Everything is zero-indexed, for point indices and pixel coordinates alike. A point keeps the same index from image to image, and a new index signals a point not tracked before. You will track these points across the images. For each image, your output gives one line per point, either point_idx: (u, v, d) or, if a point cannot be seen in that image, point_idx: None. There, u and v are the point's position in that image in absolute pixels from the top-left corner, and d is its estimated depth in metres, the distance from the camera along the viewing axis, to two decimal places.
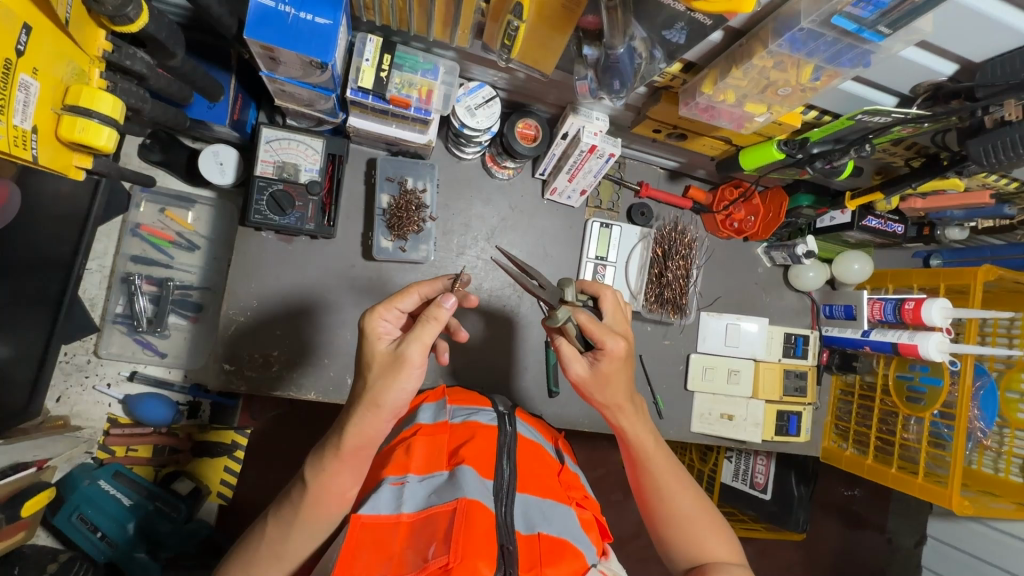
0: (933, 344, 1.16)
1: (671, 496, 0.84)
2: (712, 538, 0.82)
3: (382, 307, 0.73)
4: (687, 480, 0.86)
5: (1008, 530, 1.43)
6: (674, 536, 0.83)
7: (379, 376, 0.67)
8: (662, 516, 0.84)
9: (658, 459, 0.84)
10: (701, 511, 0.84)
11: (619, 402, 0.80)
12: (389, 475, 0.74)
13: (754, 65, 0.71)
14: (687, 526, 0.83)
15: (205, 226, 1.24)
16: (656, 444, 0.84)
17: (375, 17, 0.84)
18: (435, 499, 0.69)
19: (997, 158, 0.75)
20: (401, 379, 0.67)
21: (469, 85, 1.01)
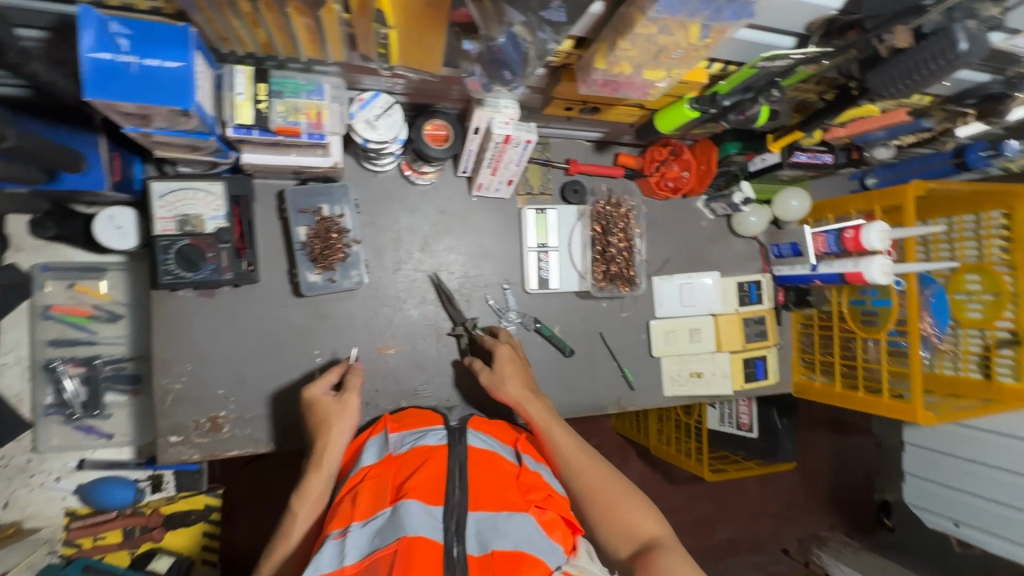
0: (876, 268, 1.17)
1: (585, 479, 0.90)
2: (637, 512, 0.86)
3: (318, 380, 0.98)
4: (602, 461, 0.93)
5: (984, 425, 1.50)
6: (604, 525, 0.87)
7: (329, 428, 0.90)
8: (586, 503, 0.89)
9: (564, 444, 0.95)
10: (621, 485, 0.89)
11: (518, 393, 1.01)
12: (332, 529, 0.75)
13: (638, 35, 0.67)
14: (613, 510, 0.87)
15: (122, 293, 1.16)
16: (560, 430, 0.97)
17: (236, 46, 0.77)
18: (378, 541, 0.71)
19: (898, 86, 0.73)
20: (342, 421, 0.91)
21: (363, 97, 0.94)
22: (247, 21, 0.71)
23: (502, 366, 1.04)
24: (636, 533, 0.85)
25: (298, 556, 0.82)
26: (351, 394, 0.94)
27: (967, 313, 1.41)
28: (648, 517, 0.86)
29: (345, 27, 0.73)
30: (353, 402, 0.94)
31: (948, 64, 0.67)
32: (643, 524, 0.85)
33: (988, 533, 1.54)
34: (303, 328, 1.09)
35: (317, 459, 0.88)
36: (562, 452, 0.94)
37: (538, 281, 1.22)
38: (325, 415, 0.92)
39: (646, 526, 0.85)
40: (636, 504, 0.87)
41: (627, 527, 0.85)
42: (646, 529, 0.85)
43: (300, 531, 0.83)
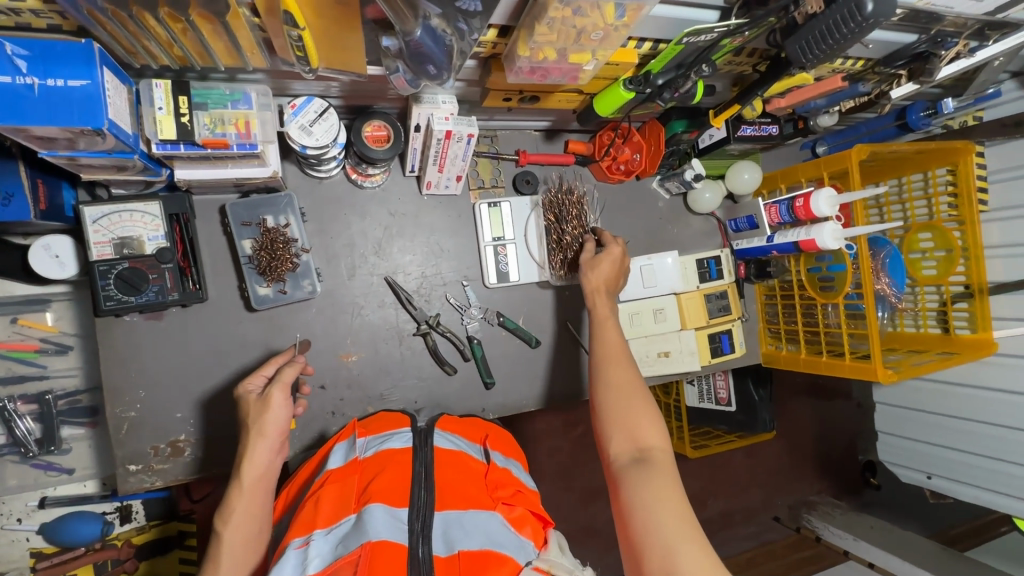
0: (828, 234, 1.18)
1: (614, 371, 0.94)
2: (647, 421, 0.87)
3: (251, 377, 0.92)
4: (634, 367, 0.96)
5: (948, 378, 1.54)
6: (612, 418, 0.88)
7: (250, 432, 0.82)
8: (603, 392, 0.92)
9: (609, 336, 1.00)
10: (640, 393, 0.91)
11: (597, 284, 1.08)
12: (294, 538, 0.70)
13: (553, 19, 0.67)
14: (624, 410, 0.88)
15: (70, 323, 1.13)
16: (613, 323, 1.02)
17: (149, 61, 0.74)
18: (341, 549, 0.66)
19: (818, 50, 0.75)
20: (266, 413, 0.84)
21: (295, 102, 0.92)
22: (154, 35, 0.69)
23: (604, 258, 1.10)
24: (636, 438, 0.85)
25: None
26: (274, 388, 0.85)
27: (923, 270, 1.41)
28: (655, 430, 0.86)
29: (257, 31, 0.71)
30: (276, 396, 0.85)
31: (859, 26, 0.68)
32: (648, 436, 0.85)
33: (958, 482, 1.59)
34: (258, 343, 1.07)
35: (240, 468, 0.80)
36: (605, 343, 0.99)
37: (497, 275, 1.22)
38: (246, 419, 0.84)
39: (648, 437, 0.85)
40: (649, 417, 0.87)
41: (632, 429, 0.86)
42: (647, 440, 0.85)
43: (231, 553, 0.75)
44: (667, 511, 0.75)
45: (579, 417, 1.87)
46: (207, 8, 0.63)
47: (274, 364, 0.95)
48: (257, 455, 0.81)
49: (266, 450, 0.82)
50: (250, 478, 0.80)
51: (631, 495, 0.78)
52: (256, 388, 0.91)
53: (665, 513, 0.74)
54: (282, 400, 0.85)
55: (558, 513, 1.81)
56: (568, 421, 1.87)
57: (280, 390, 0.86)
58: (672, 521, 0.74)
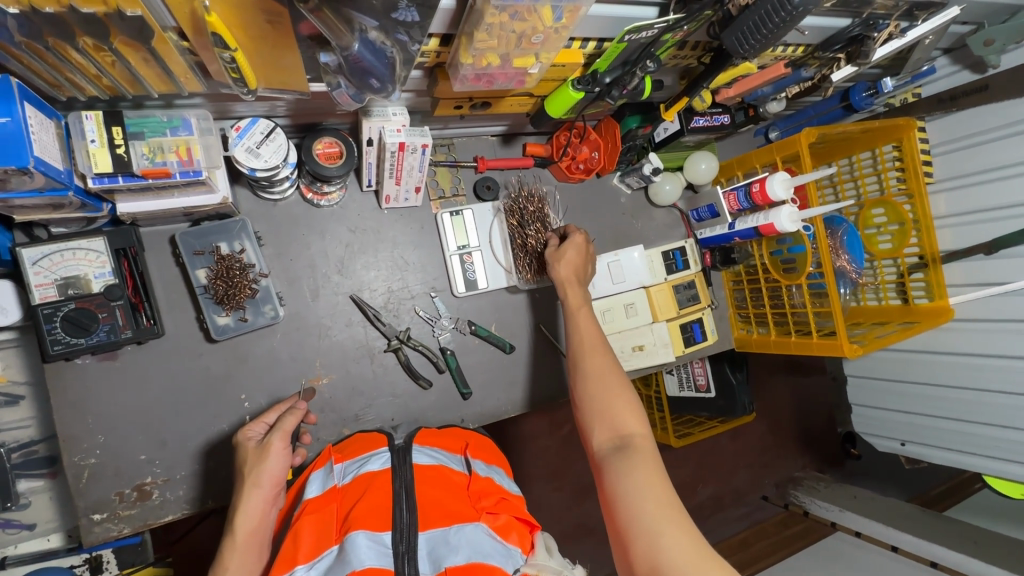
0: (785, 217, 1.21)
1: (591, 360, 0.93)
2: (626, 408, 0.86)
3: (252, 422, 0.90)
4: (609, 353, 0.95)
5: (913, 347, 1.59)
6: (591, 410, 0.88)
7: (246, 481, 0.80)
8: (581, 382, 0.92)
9: (583, 325, 0.99)
10: (617, 381, 0.90)
11: (565, 276, 1.07)
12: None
13: (491, 25, 0.66)
14: (604, 400, 0.88)
15: (20, 372, 1.07)
16: (587, 313, 1.02)
17: (75, 92, 0.71)
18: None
19: (752, 41, 0.76)
20: (259, 465, 0.81)
21: (239, 124, 0.89)
22: (79, 67, 0.66)
23: (565, 253, 1.09)
24: (617, 427, 0.85)
25: None
26: (274, 436, 0.83)
27: (879, 245, 1.46)
28: (634, 416, 0.86)
29: (188, 55, 0.69)
30: (276, 444, 0.83)
31: (789, 16, 0.70)
32: (627, 423, 0.85)
33: (929, 445, 1.64)
34: (221, 374, 1.03)
35: (232, 523, 0.77)
36: (580, 332, 0.98)
37: (465, 284, 1.21)
38: (243, 468, 0.82)
39: (628, 425, 0.85)
40: (628, 402, 0.87)
41: (612, 418, 0.86)
42: (627, 427, 0.85)
43: None
44: (649, 495, 0.74)
45: (563, 417, 1.87)
46: (132, 35, 0.61)
47: (275, 412, 0.93)
48: (250, 505, 0.78)
49: (260, 501, 0.78)
50: (246, 528, 0.76)
51: (614, 482, 0.78)
52: (256, 433, 0.89)
53: (649, 500, 0.74)
54: (282, 445, 0.83)
55: (550, 515, 1.80)
56: (552, 422, 1.86)
57: (279, 437, 0.84)
58: (655, 508, 0.73)
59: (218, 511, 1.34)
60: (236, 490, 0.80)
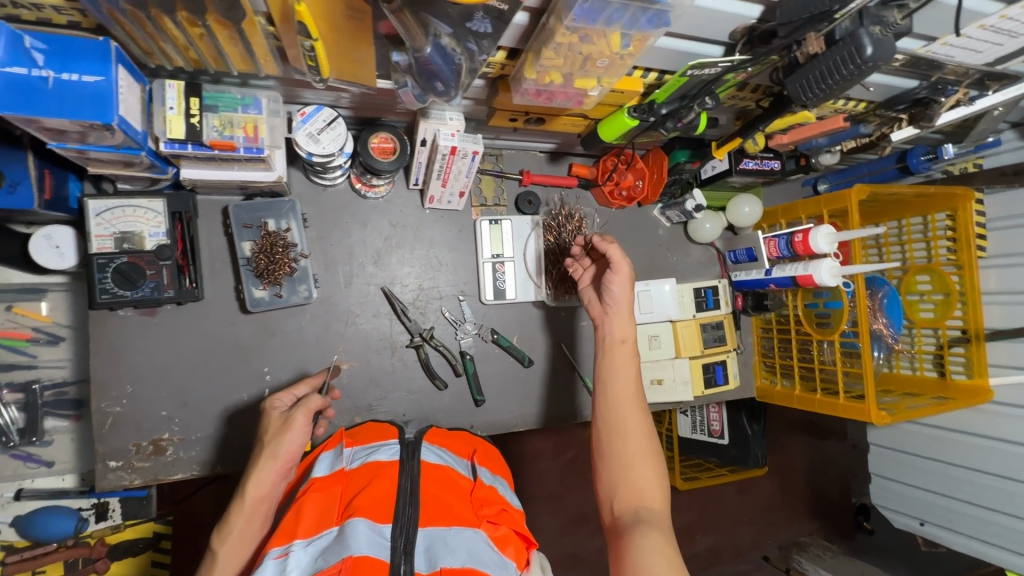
0: (825, 271, 1.19)
1: (628, 418, 0.89)
2: (653, 477, 0.85)
3: (280, 392, 0.92)
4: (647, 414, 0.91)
5: (948, 425, 1.52)
6: (616, 470, 0.86)
7: (264, 452, 0.81)
8: (612, 439, 0.88)
9: (626, 376, 0.93)
10: (649, 447, 0.88)
11: (624, 312, 0.98)
12: (273, 548, 0.66)
13: (559, 44, 0.68)
14: (630, 463, 0.86)
15: (64, 314, 1.13)
16: (634, 362, 0.95)
17: (163, 61, 0.76)
18: (321, 562, 0.63)
19: (814, 91, 0.75)
20: (279, 439, 0.82)
21: (305, 111, 0.94)
22: (171, 37, 0.71)
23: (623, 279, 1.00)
24: (639, 494, 0.83)
25: None
26: (299, 412, 0.84)
27: (920, 313, 1.42)
28: (658, 487, 0.84)
29: (271, 40, 0.73)
30: (299, 420, 0.83)
31: (859, 68, 0.68)
32: (647, 489, 0.84)
33: (950, 530, 1.56)
34: (249, 345, 1.06)
35: (242, 489, 0.78)
36: (617, 380, 0.93)
37: (494, 292, 1.22)
38: (266, 437, 0.84)
39: (651, 494, 0.84)
40: (656, 472, 0.86)
41: (636, 485, 0.84)
42: (648, 493, 0.84)
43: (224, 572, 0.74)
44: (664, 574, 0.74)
45: (569, 440, 1.85)
46: (224, 15, 0.65)
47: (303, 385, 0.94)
48: (262, 476, 0.79)
49: (273, 472, 0.79)
50: (256, 496, 0.78)
51: (628, 552, 0.76)
52: (282, 403, 0.90)
53: None
54: (306, 422, 0.84)
55: (543, 539, 1.77)
56: (558, 445, 1.84)
57: (302, 414, 0.84)
58: None
59: (222, 479, 1.37)
60: (253, 457, 0.82)
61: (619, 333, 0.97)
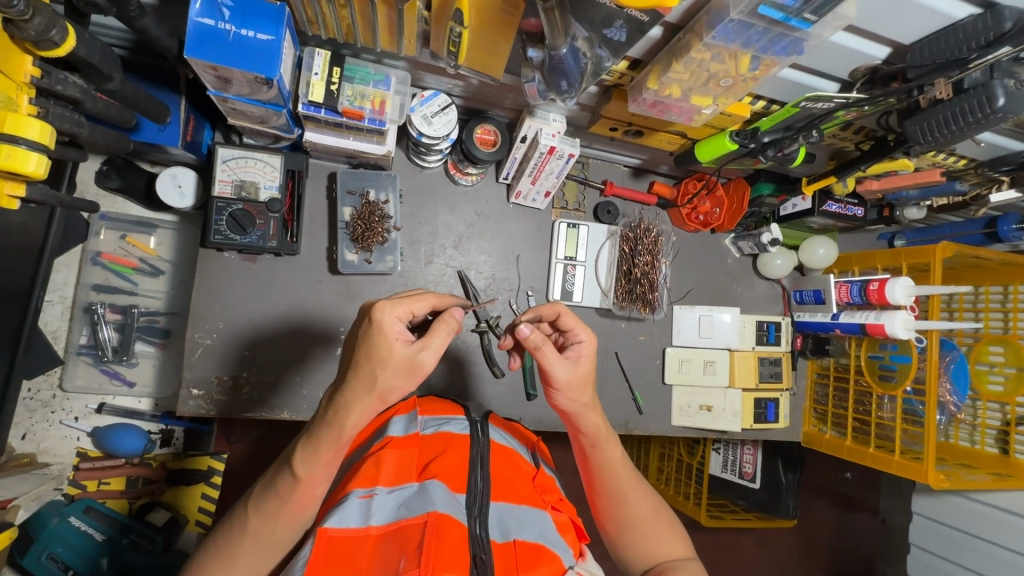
0: (898, 323, 1.17)
1: (625, 496, 0.83)
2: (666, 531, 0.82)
3: (400, 305, 0.65)
4: (638, 477, 0.86)
5: (1001, 506, 1.45)
6: (628, 541, 0.82)
7: (371, 388, 0.64)
8: (616, 522, 0.83)
9: (608, 461, 0.84)
10: (652, 506, 0.84)
11: (585, 402, 0.80)
12: (357, 488, 0.72)
13: (692, 59, 0.73)
14: (643, 534, 0.82)
15: (169, 250, 1.25)
16: (612, 441, 0.85)
17: (321, 31, 0.85)
18: (405, 510, 0.67)
19: (936, 134, 0.78)
20: (396, 384, 0.64)
21: (423, 94, 1.00)
22: (336, 11, 0.79)
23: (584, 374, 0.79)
24: (659, 554, 0.81)
25: (298, 516, 0.69)
26: (425, 356, 0.64)
27: (988, 385, 1.36)
28: (673, 540, 0.82)
29: (422, 24, 0.80)
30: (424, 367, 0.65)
31: (985, 118, 0.72)
32: (670, 548, 0.82)
33: None
34: (330, 305, 1.12)
35: (338, 420, 0.65)
36: (608, 464, 0.84)
37: (561, 292, 1.26)
38: (377, 366, 0.63)
39: (670, 550, 0.81)
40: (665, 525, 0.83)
41: (653, 547, 0.81)
42: (670, 553, 0.81)
43: (302, 493, 0.68)
44: None
45: None
46: None
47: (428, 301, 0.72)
48: (361, 411, 0.65)
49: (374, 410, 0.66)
50: (353, 432, 0.67)
51: None
52: (401, 329, 0.65)
53: None
54: (430, 369, 0.65)
55: None
56: None
57: (431, 360, 0.65)
58: None
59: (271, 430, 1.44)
60: (354, 382, 0.64)
61: (587, 432, 0.82)
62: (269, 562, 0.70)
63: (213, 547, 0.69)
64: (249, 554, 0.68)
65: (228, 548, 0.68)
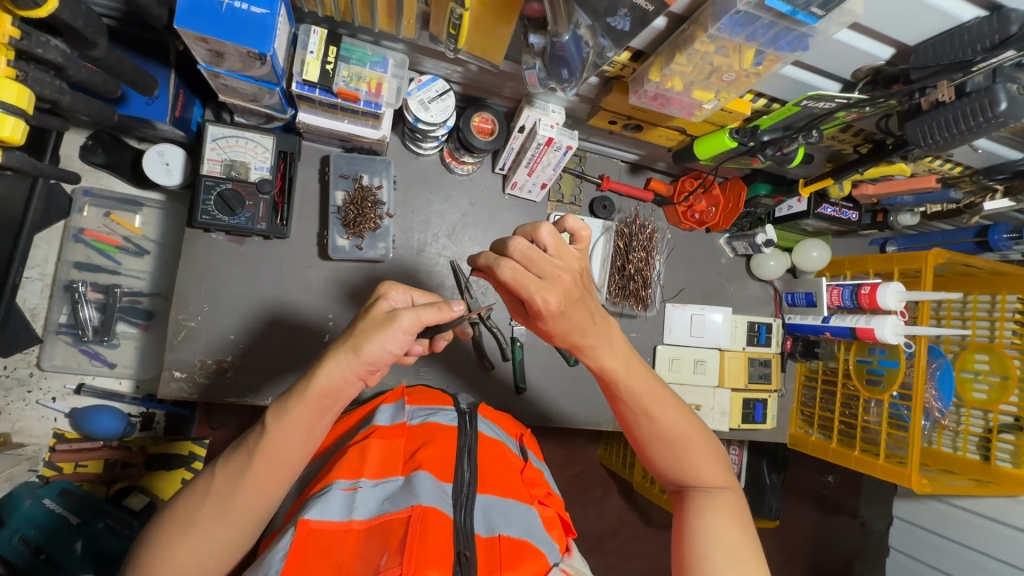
0: (888, 328, 1.17)
1: (652, 419, 0.79)
2: (696, 451, 0.79)
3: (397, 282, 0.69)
4: (669, 393, 0.79)
5: (979, 511, 1.48)
6: (659, 457, 0.81)
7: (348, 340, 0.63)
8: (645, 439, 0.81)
9: (631, 384, 0.77)
10: (682, 423, 0.79)
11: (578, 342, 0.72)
12: (340, 478, 0.69)
13: (696, 50, 0.72)
14: (673, 451, 0.79)
15: (154, 229, 1.21)
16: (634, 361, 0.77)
17: (317, 7, 0.83)
18: (389, 505, 0.66)
19: (936, 137, 0.78)
20: (374, 337, 0.62)
21: (421, 78, 0.98)
22: None
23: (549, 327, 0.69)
24: (690, 472, 0.79)
25: (262, 482, 0.66)
26: (403, 313, 0.62)
27: (973, 392, 1.36)
28: (704, 458, 0.79)
29: (421, 4, 0.79)
30: (395, 324, 0.62)
31: (985, 122, 0.72)
32: (703, 473, 0.79)
33: None
34: (320, 290, 1.10)
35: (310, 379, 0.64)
36: (624, 386, 0.77)
37: None
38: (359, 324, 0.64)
39: (701, 470, 0.79)
40: (698, 445, 0.79)
41: (684, 466, 0.79)
42: (703, 477, 0.79)
43: (268, 455, 0.65)
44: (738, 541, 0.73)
45: None
46: None
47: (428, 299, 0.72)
48: (336, 365, 0.63)
49: (347, 366, 0.63)
50: (324, 390, 0.64)
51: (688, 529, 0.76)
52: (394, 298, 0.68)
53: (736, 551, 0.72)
54: (405, 326, 0.62)
55: None
56: None
57: (409, 320, 0.62)
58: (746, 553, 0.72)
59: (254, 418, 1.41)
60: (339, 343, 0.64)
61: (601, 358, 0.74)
62: (231, 534, 0.66)
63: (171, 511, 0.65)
64: (210, 521, 0.64)
65: (190, 512, 0.64)
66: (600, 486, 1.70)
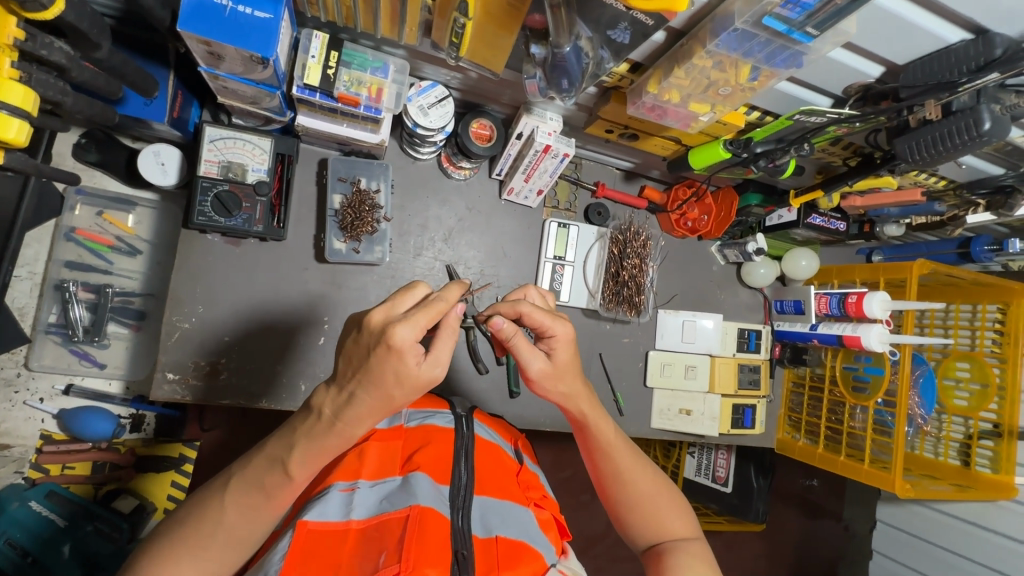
0: (875, 336, 1.20)
1: (624, 474, 0.82)
2: (666, 508, 0.81)
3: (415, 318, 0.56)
4: (637, 450, 0.85)
5: (958, 515, 1.52)
6: (631, 516, 0.82)
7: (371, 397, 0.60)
8: (618, 495, 0.82)
9: (605, 435, 0.82)
10: (651, 477, 0.83)
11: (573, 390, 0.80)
12: (338, 481, 0.71)
13: (694, 65, 0.73)
14: (643, 506, 0.81)
15: (147, 229, 1.21)
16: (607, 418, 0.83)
17: (320, 12, 0.84)
18: (387, 504, 0.66)
19: (924, 153, 0.80)
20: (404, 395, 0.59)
21: (420, 84, 0.99)
22: None
23: (565, 361, 0.77)
24: (661, 528, 0.80)
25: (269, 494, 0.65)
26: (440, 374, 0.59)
27: (954, 400, 1.40)
28: (674, 514, 0.81)
29: (424, 12, 0.80)
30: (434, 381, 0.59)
31: (971, 141, 0.74)
32: (672, 526, 0.81)
33: None
34: (315, 292, 1.10)
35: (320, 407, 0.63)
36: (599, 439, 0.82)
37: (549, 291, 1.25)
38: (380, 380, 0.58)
39: (671, 526, 0.80)
40: (669, 501, 0.82)
41: (655, 522, 0.81)
42: (673, 531, 0.80)
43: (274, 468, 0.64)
44: None
45: None
46: None
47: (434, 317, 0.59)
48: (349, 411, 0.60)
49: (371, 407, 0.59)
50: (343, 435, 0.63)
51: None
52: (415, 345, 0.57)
53: None
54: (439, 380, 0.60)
55: None
56: None
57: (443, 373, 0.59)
58: None
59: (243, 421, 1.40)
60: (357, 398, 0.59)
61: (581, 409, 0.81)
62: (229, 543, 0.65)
63: (179, 527, 0.64)
64: (212, 529, 0.63)
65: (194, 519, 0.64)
66: (589, 489, 1.71)
